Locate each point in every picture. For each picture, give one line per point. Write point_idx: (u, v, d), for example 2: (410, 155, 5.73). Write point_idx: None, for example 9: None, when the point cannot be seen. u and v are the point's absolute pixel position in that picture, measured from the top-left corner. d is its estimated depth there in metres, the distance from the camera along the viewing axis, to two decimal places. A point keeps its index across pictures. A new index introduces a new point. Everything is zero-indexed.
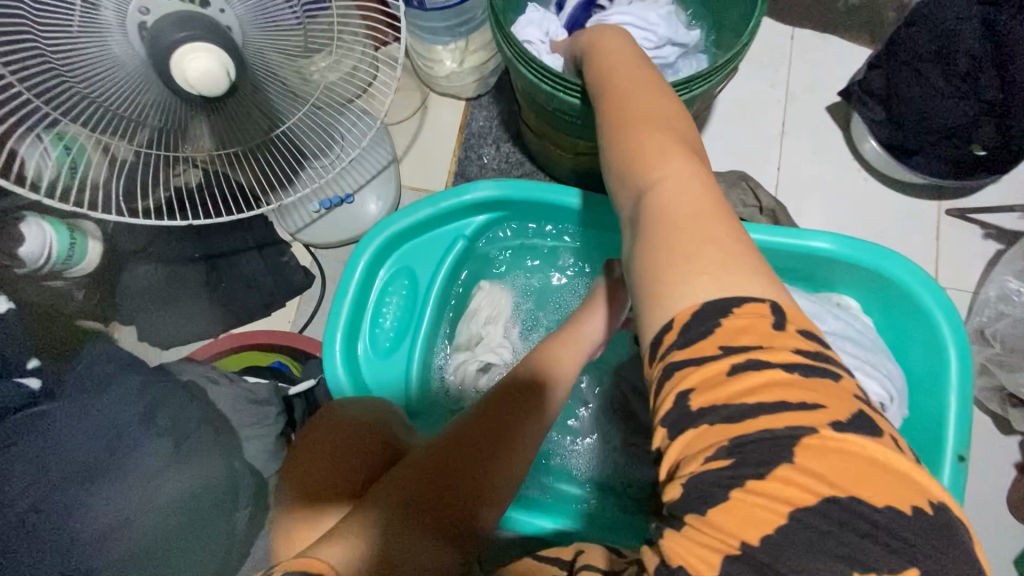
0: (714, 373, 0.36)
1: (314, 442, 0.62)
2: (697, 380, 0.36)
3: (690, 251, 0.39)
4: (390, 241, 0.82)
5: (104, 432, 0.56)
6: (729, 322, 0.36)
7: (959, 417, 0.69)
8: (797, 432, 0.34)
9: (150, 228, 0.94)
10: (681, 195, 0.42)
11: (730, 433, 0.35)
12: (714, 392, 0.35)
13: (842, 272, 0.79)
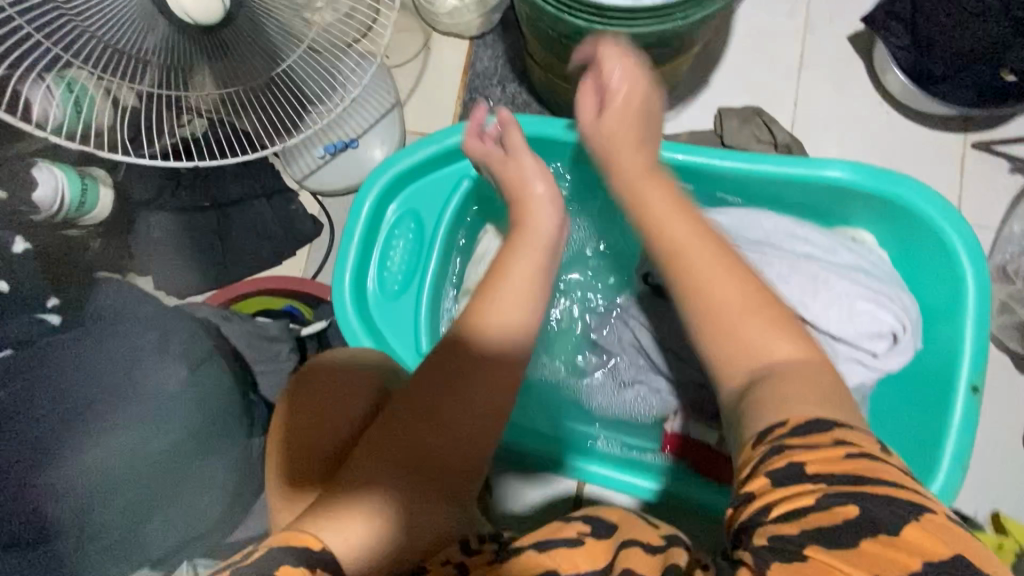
0: (827, 452, 0.37)
1: (306, 399, 0.62)
2: (809, 455, 0.37)
3: (809, 402, 0.41)
4: (396, 181, 0.82)
5: (123, 361, 0.58)
6: (837, 427, 0.39)
7: (975, 349, 0.68)
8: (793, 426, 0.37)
9: (159, 178, 0.95)
10: (794, 364, 0.45)
11: (845, 489, 0.36)
12: (822, 466, 0.37)
13: (857, 203, 0.77)
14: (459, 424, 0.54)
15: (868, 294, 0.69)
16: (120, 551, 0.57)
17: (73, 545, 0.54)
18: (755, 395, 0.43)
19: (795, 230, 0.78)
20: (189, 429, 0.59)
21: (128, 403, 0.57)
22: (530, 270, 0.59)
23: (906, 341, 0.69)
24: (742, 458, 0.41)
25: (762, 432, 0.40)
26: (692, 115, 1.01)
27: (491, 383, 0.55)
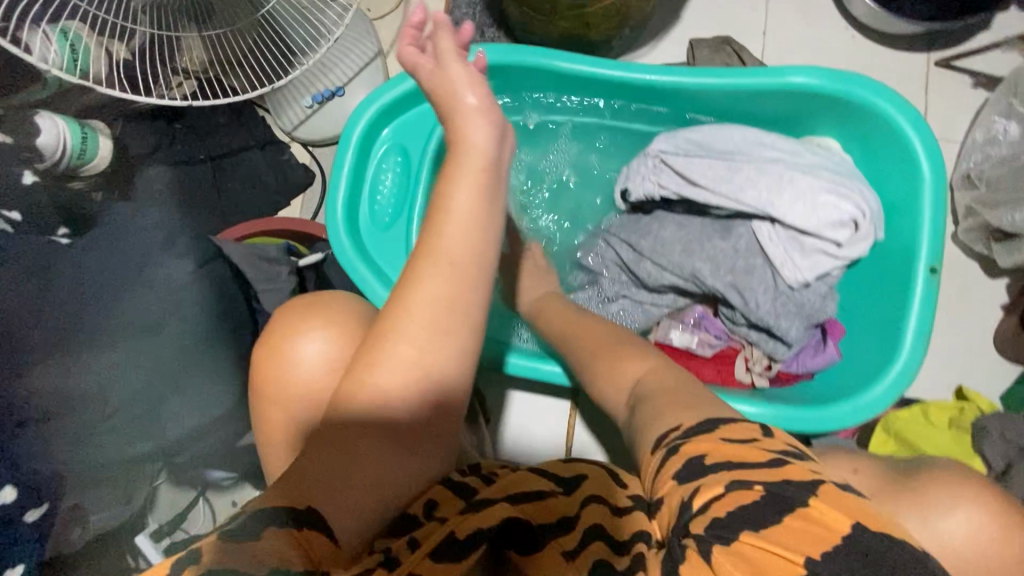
0: (720, 449, 0.45)
1: (276, 354, 0.63)
2: (709, 448, 0.45)
3: (681, 405, 0.52)
4: (381, 115, 0.86)
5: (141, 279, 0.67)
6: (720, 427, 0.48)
7: (933, 232, 0.72)
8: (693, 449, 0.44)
9: (156, 131, 0.97)
10: (655, 383, 0.57)
11: (739, 475, 0.43)
12: (721, 452, 0.45)
13: (821, 109, 0.81)
14: (402, 393, 0.48)
15: (830, 187, 0.74)
16: (140, 429, 0.66)
17: (98, 420, 0.63)
18: (640, 419, 0.53)
19: (762, 139, 0.81)
20: (196, 321, 0.68)
21: (148, 307, 0.66)
22: (469, 223, 0.48)
23: (867, 228, 0.73)
24: (646, 469, 0.49)
25: (659, 440, 0.49)
26: (666, 48, 1.05)
27: (429, 340, 0.48)
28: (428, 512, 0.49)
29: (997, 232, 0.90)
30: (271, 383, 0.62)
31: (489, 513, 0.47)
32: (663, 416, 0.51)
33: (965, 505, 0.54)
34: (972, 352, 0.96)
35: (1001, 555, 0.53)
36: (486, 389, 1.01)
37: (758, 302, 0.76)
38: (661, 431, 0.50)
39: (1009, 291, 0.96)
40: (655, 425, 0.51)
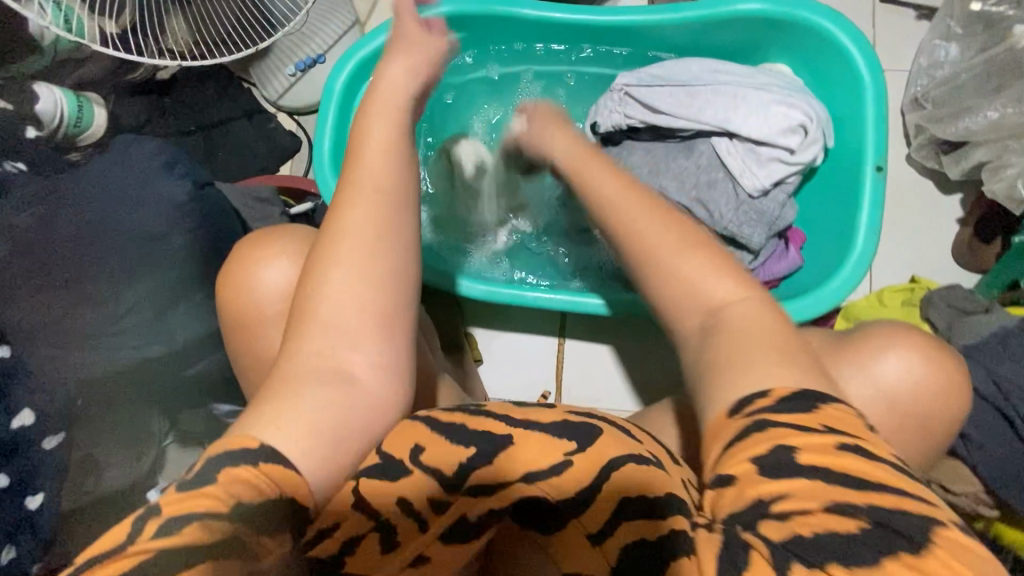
0: (820, 445, 0.40)
1: (243, 277, 0.58)
2: (801, 443, 0.40)
3: (772, 348, 0.44)
4: (359, 69, 0.91)
5: (142, 201, 0.71)
6: (822, 407, 0.41)
7: (876, 133, 0.78)
8: (776, 424, 0.40)
9: (149, 104, 1.02)
10: (740, 318, 0.46)
11: (833, 492, 0.39)
12: (815, 457, 0.39)
13: (771, 36, 0.87)
14: (340, 323, 0.46)
15: (777, 100, 0.80)
16: (150, 329, 0.70)
17: (107, 337, 0.68)
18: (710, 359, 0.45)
19: (717, 67, 0.86)
20: (191, 244, 0.73)
21: (148, 230, 0.71)
22: (388, 143, 0.51)
23: (816, 132, 0.79)
24: (715, 429, 0.43)
25: (736, 406, 0.42)
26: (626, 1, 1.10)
27: (364, 266, 0.47)
28: (417, 457, 0.46)
29: (944, 146, 0.96)
30: (235, 305, 0.58)
31: (488, 487, 0.46)
32: (735, 370, 0.44)
33: (906, 353, 0.56)
34: (935, 266, 1.00)
35: (934, 398, 0.56)
36: (476, 331, 1.05)
37: (722, 212, 0.81)
38: (731, 387, 0.43)
39: (963, 206, 1.00)
40: (725, 379, 0.44)
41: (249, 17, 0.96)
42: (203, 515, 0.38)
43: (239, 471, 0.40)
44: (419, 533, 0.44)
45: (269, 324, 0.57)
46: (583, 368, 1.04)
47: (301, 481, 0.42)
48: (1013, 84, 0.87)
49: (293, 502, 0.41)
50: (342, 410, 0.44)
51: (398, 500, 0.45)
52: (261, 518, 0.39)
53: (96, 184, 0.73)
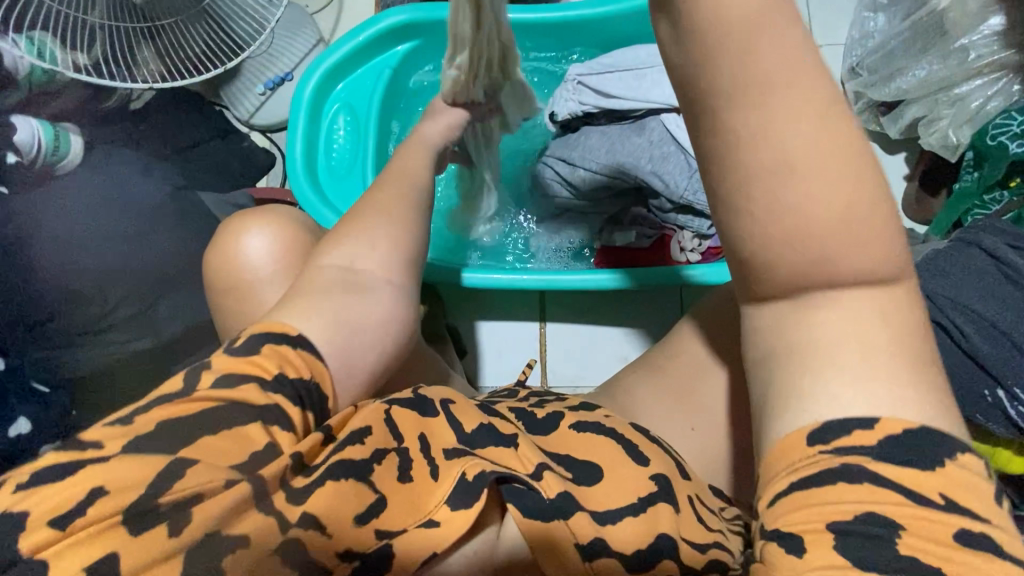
0: (930, 527, 0.35)
1: (226, 243, 0.61)
2: (906, 520, 0.35)
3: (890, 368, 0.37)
4: (326, 79, 0.96)
5: (125, 206, 0.77)
6: (944, 469, 0.36)
7: None
8: (875, 483, 0.35)
9: (125, 132, 1.03)
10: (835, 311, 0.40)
11: None
12: (916, 545, 0.34)
13: None
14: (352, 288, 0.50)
15: None
16: (137, 325, 0.75)
17: (105, 342, 0.73)
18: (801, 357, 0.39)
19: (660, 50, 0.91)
20: (170, 240, 0.78)
21: (133, 231, 0.76)
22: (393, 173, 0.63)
23: None
24: (785, 450, 0.38)
25: (831, 428, 0.37)
26: None
27: (373, 239, 0.53)
28: (446, 405, 0.48)
29: (881, 106, 1.01)
30: (217, 280, 0.61)
31: (501, 452, 0.44)
32: (827, 371, 0.38)
33: None
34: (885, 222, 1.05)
35: None
36: (461, 323, 1.08)
37: (677, 182, 0.86)
38: (831, 404, 0.37)
39: (908, 163, 1.05)
40: (810, 380, 0.38)
41: (217, 40, 0.97)
42: (256, 380, 0.41)
43: (284, 350, 0.43)
44: (432, 481, 0.42)
45: (266, 284, 0.60)
46: (567, 351, 1.07)
47: (329, 372, 0.45)
48: (935, 45, 0.92)
49: (325, 391, 0.44)
50: (353, 358, 0.47)
51: (421, 436, 0.45)
52: (292, 389, 0.42)
53: (74, 200, 0.75)
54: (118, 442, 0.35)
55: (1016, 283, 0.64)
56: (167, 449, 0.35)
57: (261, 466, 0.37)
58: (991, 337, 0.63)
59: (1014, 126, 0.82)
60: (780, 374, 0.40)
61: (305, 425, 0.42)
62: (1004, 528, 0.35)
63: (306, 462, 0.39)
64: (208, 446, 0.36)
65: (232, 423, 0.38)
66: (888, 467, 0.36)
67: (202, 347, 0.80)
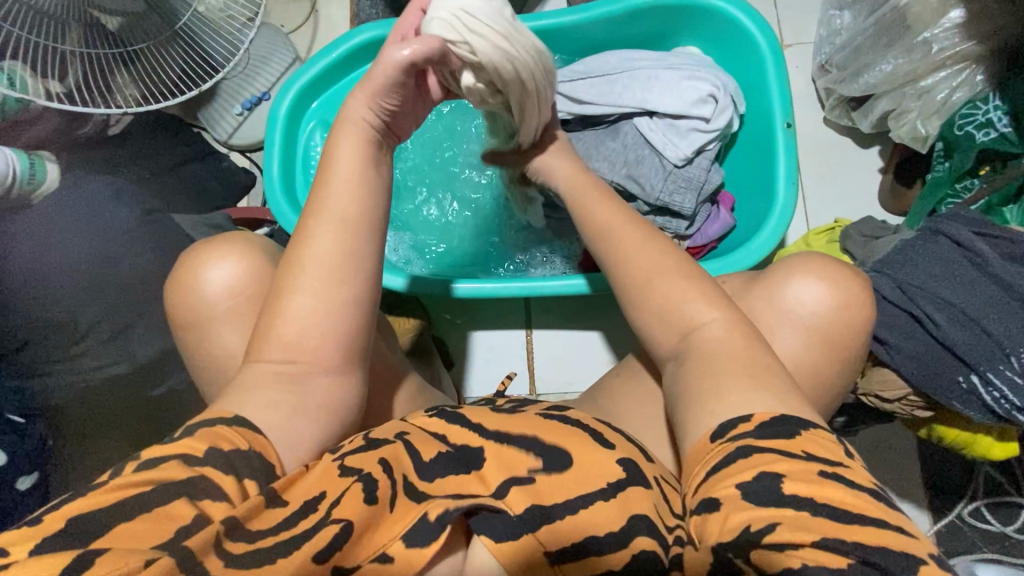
0: (805, 470, 0.44)
1: (189, 274, 0.61)
2: (786, 469, 0.44)
3: (751, 371, 0.51)
4: (300, 97, 0.97)
5: (95, 230, 0.75)
6: (806, 432, 0.47)
7: (782, 91, 0.85)
8: (755, 446, 0.45)
9: (103, 158, 1.03)
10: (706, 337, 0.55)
11: (824, 524, 0.41)
12: (799, 485, 0.43)
13: (678, 21, 0.93)
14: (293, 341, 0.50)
15: (685, 75, 0.87)
16: (111, 349, 0.74)
17: (85, 369, 0.73)
18: (692, 382, 0.52)
19: (630, 54, 0.91)
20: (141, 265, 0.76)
21: (103, 256, 0.75)
22: None
23: (725, 99, 0.85)
24: (695, 456, 0.48)
25: (720, 429, 0.48)
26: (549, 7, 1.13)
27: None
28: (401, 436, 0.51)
29: (851, 101, 1.02)
30: (185, 305, 0.61)
31: (460, 482, 0.47)
32: (718, 393, 0.50)
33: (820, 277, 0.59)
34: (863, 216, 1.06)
35: (850, 320, 0.59)
36: (446, 335, 1.08)
37: (652, 184, 0.87)
38: (721, 411, 0.49)
39: (881, 157, 1.07)
40: (711, 402, 0.50)
41: (194, 65, 0.97)
42: (181, 457, 0.42)
43: (218, 428, 0.44)
44: (389, 513, 0.43)
45: (224, 322, 0.61)
46: (554, 358, 1.07)
47: (268, 444, 0.45)
48: (900, 40, 0.93)
49: (268, 458, 0.45)
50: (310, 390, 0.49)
51: (380, 463, 0.46)
52: (228, 463, 0.42)
53: (51, 228, 0.74)
54: (24, 546, 0.36)
55: (982, 268, 0.65)
56: (77, 543, 0.36)
57: (188, 538, 0.38)
58: (961, 323, 0.63)
59: (979, 115, 0.84)
60: (691, 399, 0.51)
61: (245, 492, 0.42)
62: (853, 468, 0.45)
63: (244, 524, 0.40)
64: (126, 532, 0.37)
65: (158, 504, 0.39)
66: (770, 441, 0.46)
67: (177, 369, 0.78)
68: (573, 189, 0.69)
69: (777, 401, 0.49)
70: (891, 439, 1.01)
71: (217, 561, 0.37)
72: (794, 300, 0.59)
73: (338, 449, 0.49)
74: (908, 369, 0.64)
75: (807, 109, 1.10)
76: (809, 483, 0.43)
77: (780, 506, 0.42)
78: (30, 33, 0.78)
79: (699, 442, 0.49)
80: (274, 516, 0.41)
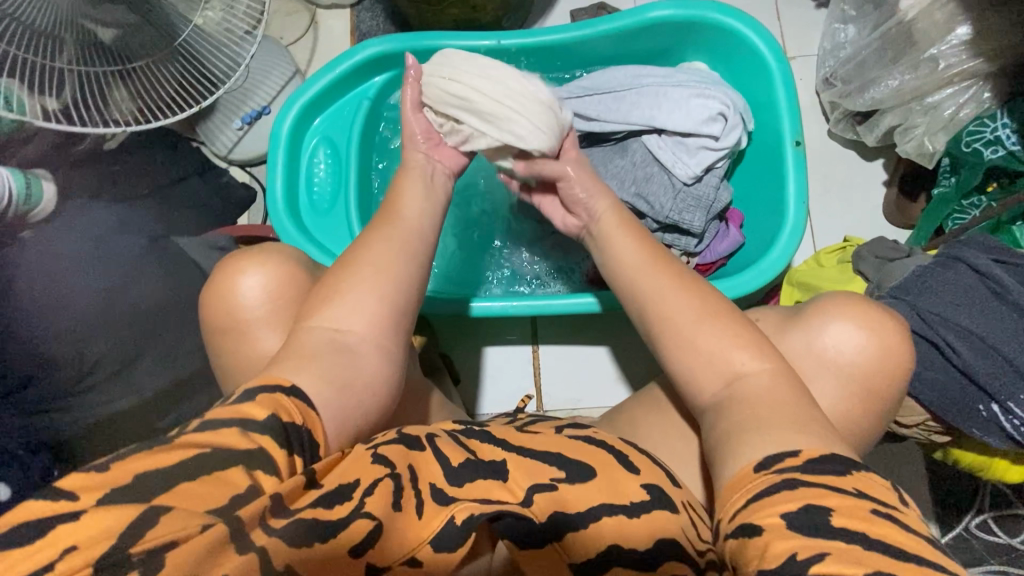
0: (855, 507, 0.43)
1: (220, 283, 0.61)
2: (834, 504, 0.43)
3: (792, 415, 0.51)
4: (304, 114, 0.95)
5: (100, 262, 0.74)
6: (854, 471, 0.47)
7: (791, 108, 0.85)
8: (801, 477, 0.45)
9: (99, 175, 0.99)
10: (757, 387, 0.54)
11: (878, 559, 0.40)
12: (848, 520, 0.42)
13: (685, 36, 0.92)
14: (345, 344, 0.54)
15: (695, 93, 0.86)
16: (117, 384, 0.72)
17: (91, 405, 0.72)
18: (726, 426, 0.53)
19: (638, 70, 0.90)
20: (150, 292, 0.76)
21: (108, 286, 0.73)
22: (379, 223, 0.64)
23: (734, 117, 0.85)
24: (736, 483, 0.48)
25: (766, 461, 0.48)
26: (551, 21, 1.13)
27: (358, 298, 0.56)
28: (431, 438, 0.53)
29: (858, 115, 1.02)
30: (218, 311, 0.61)
31: (487, 486, 0.49)
32: (757, 430, 0.50)
33: (838, 313, 0.61)
34: (871, 228, 1.06)
35: (870, 343, 0.60)
36: (455, 352, 1.07)
37: (662, 203, 0.86)
38: (765, 443, 0.49)
39: (886, 169, 1.07)
40: (756, 436, 0.50)
41: (191, 78, 0.94)
42: (237, 425, 0.42)
43: (279, 397, 0.46)
44: (419, 519, 0.45)
45: (259, 324, 0.60)
46: (562, 373, 1.06)
47: (319, 422, 0.48)
48: (906, 54, 0.92)
49: (315, 437, 0.47)
50: (332, 420, 0.49)
51: (409, 467, 0.48)
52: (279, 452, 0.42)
53: (53, 260, 0.73)
54: (92, 494, 0.34)
55: (1002, 298, 0.65)
56: (141, 498, 0.35)
57: (239, 507, 0.37)
58: (981, 352, 0.64)
59: (986, 132, 0.84)
60: (731, 430, 0.52)
61: (291, 467, 0.43)
62: (902, 509, 0.45)
63: (287, 504, 0.40)
64: (187, 493, 0.36)
65: (213, 468, 0.39)
66: (817, 476, 0.46)
67: (190, 398, 0.77)
68: (614, 220, 0.68)
69: (817, 441, 0.49)
70: (900, 453, 1.01)
71: (263, 532, 0.37)
72: (830, 348, 0.60)
73: (371, 440, 0.50)
74: (929, 397, 0.65)
75: (812, 123, 1.10)
76: (862, 521, 0.42)
77: (830, 539, 0.41)
78: (20, 50, 0.76)
79: (746, 465, 0.48)
80: (314, 496, 0.41)
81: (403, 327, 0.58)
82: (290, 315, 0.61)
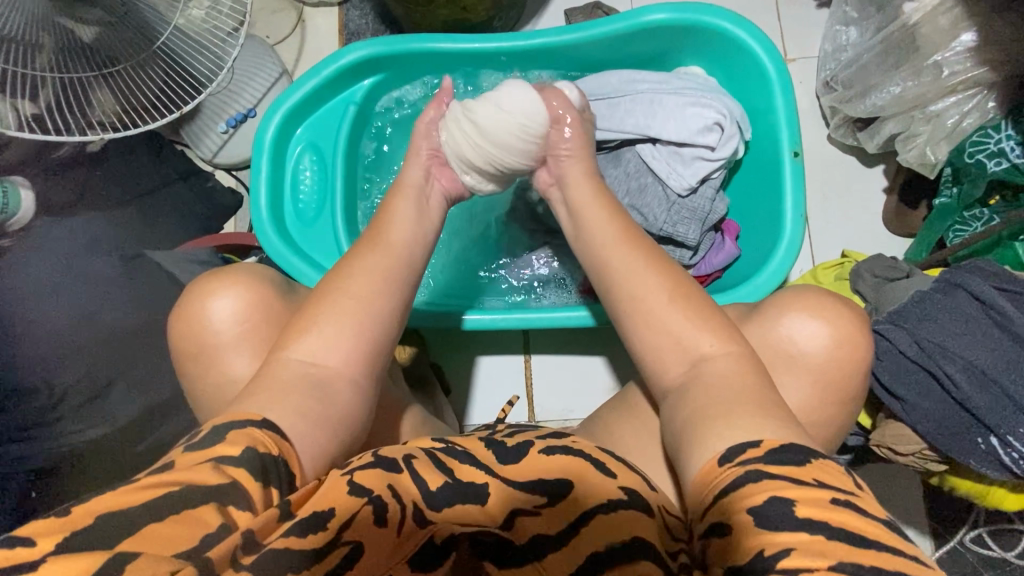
0: (815, 495, 0.42)
1: (192, 307, 0.59)
2: (795, 494, 0.42)
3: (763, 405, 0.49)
4: (288, 120, 0.92)
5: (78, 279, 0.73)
6: (814, 460, 0.45)
7: (789, 118, 0.82)
8: (764, 466, 0.43)
9: (78, 180, 0.96)
10: (722, 369, 0.53)
11: (847, 555, 0.38)
12: (811, 509, 0.41)
13: (683, 39, 0.89)
14: (319, 380, 0.52)
15: (691, 101, 0.83)
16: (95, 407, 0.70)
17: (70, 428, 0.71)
18: (688, 409, 0.51)
19: (633, 76, 0.87)
20: None
21: None
22: (363, 242, 0.62)
23: (731, 127, 0.82)
24: (703, 480, 0.46)
25: (727, 453, 0.46)
26: (544, 22, 1.09)
27: (338, 325, 0.54)
28: (411, 456, 0.52)
29: (859, 121, 0.99)
30: (192, 337, 0.59)
31: (466, 510, 0.48)
32: (718, 423, 0.48)
33: (818, 318, 0.59)
34: (868, 237, 1.04)
35: (841, 352, 0.59)
36: (444, 361, 1.05)
37: (656, 215, 0.84)
38: (728, 434, 0.47)
39: (886, 175, 1.04)
40: (724, 427, 0.48)
41: (174, 82, 0.89)
42: (213, 462, 0.41)
43: (252, 431, 0.44)
44: (398, 538, 0.45)
45: (230, 347, 0.58)
46: (553, 383, 1.04)
47: (296, 453, 0.46)
48: (908, 60, 0.89)
49: (292, 468, 0.45)
50: (305, 454, 0.47)
51: (391, 487, 0.47)
52: (248, 479, 0.41)
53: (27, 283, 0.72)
54: (50, 539, 0.34)
55: (1003, 327, 0.64)
56: (104, 547, 0.34)
57: (211, 547, 0.36)
58: (982, 384, 0.63)
59: (991, 144, 0.82)
60: (687, 429, 0.50)
61: (267, 499, 0.42)
62: (864, 497, 0.43)
63: (261, 538, 0.39)
64: (155, 536, 0.36)
65: (184, 506, 0.37)
66: (782, 468, 0.43)
67: (169, 420, 0.76)
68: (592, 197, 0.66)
69: (779, 431, 0.47)
70: (895, 469, 1.00)
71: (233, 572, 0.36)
72: (787, 337, 0.59)
73: (348, 464, 0.49)
74: (925, 427, 0.64)
75: (812, 128, 1.07)
76: (825, 510, 0.41)
77: (798, 533, 0.40)
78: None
79: (713, 462, 0.46)
80: (288, 525, 0.40)
81: (382, 352, 0.56)
82: (266, 341, 0.59)
